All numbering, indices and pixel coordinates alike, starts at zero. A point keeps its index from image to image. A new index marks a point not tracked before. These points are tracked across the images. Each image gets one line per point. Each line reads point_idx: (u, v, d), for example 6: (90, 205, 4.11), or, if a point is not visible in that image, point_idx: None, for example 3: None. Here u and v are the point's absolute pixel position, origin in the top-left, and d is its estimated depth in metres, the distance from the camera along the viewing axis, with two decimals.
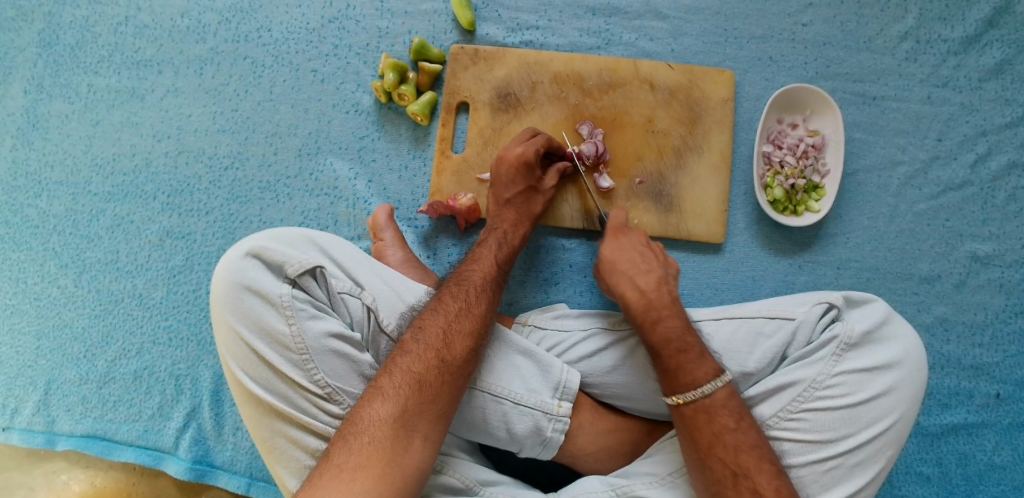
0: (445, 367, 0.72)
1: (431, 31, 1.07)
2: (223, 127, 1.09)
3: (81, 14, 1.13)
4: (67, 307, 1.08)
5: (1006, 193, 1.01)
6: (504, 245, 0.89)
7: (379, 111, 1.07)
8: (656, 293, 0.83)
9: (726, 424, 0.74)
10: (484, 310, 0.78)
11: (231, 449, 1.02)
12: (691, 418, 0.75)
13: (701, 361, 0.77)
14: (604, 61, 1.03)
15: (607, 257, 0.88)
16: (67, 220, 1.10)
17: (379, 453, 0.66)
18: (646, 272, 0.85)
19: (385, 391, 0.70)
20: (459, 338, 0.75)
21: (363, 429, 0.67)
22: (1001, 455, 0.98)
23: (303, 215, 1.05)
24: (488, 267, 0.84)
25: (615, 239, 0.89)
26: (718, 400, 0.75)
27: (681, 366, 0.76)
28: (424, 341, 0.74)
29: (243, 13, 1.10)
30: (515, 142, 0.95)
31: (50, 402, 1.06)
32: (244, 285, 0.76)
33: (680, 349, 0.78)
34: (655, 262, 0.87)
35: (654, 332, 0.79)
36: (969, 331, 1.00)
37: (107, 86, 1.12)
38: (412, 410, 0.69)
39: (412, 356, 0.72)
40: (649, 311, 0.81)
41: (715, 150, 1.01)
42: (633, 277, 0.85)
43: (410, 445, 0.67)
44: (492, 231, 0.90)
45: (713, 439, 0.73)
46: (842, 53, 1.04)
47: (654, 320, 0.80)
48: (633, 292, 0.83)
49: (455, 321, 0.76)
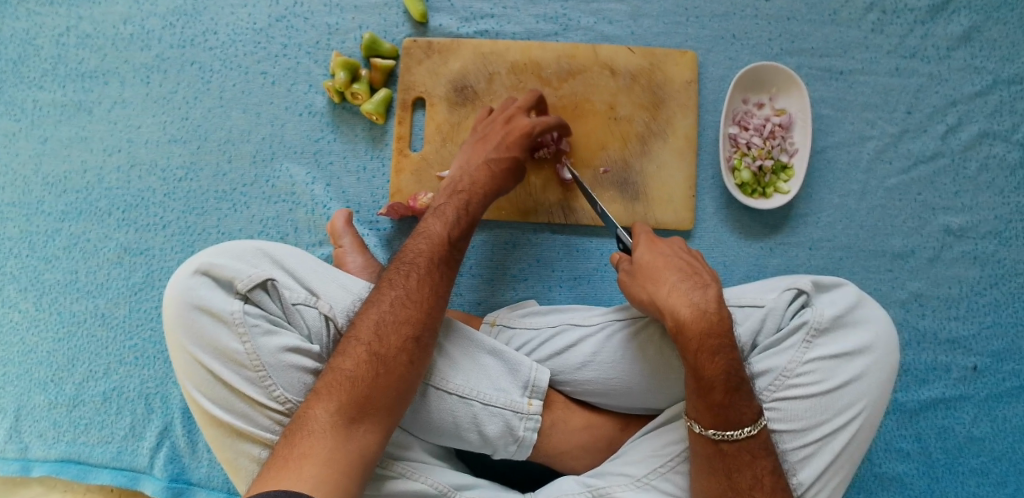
0: (379, 359, 0.69)
1: (383, 25, 1.03)
2: (175, 137, 1.06)
3: (21, 27, 1.08)
4: (30, 332, 1.05)
5: (977, 163, 0.99)
6: (462, 213, 0.84)
7: (334, 111, 1.03)
8: (716, 316, 0.72)
9: (766, 466, 0.70)
10: (424, 294, 0.75)
11: (206, 465, 1.00)
12: (734, 457, 0.70)
13: (750, 401, 0.70)
14: (563, 48, 0.99)
15: (651, 271, 0.78)
16: (23, 241, 1.07)
17: (314, 446, 0.63)
18: (701, 290, 0.75)
19: (320, 389, 0.68)
20: (394, 327, 0.72)
21: (299, 426, 0.65)
22: (980, 427, 0.97)
23: (263, 224, 1.03)
24: (434, 243, 0.80)
25: (657, 254, 0.80)
26: (760, 442, 0.70)
27: (732, 406, 0.69)
28: (357, 337, 0.71)
29: (187, 16, 1.06)
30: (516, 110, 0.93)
31: (21, 428, 1.03)
32: (194, 305, 0.73)
33: (735, 386, 0.70)
34: (707, 279, 0.77)
35: (711, 363, 0.70)
36: (944, 305, 0.98)
37: (53, 101, 1.08)
38: (346, 403, 0.66)
39: (345, 355, 0.70)
40: (709, 338, 0.71)
41: (679, 135, 0.98)
42: (689, 295, 0.74)
43: (346, 436, 0.65)
44: (453, 197, 0.86)
45: (753, 481, 0.69)
46: (807, 28, 1.01)
47: (713, 349, 0.70)
48: (691, 311, 0.72)
49: (389, 310, 0.73)
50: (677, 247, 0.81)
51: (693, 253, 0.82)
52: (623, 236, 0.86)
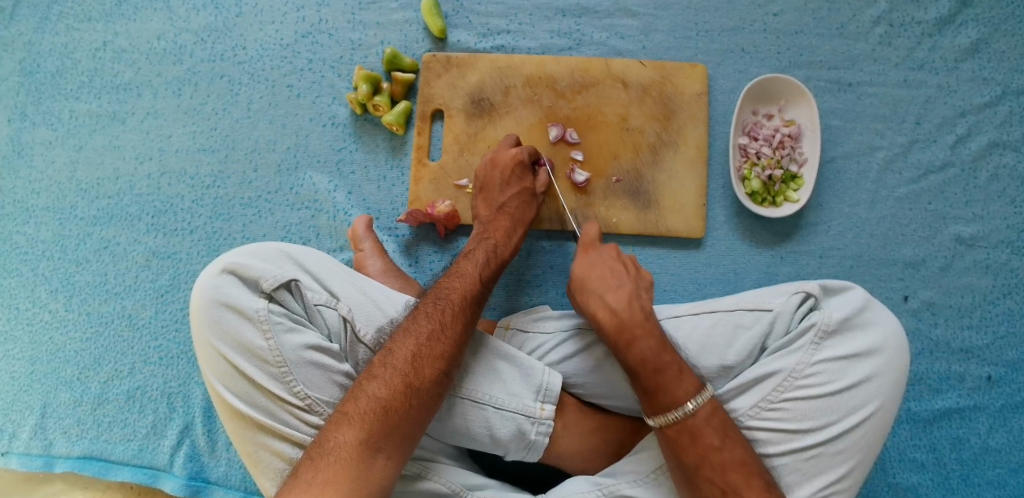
0: (413, 392, 0.71)
1: (403, 41, 1.08)
2: (203, 146, 1.10)
3: (61, 42, 1.14)
4: (59, 332, 1.09)
5: (987, 173, 1.00)
6: (492, 257, 0.87)
7: (355, 122, 1.07)
8: (626, 312, 0.79)
9: (710, 443, 0.71)
10: (459, 330, 0.77)
11: (225, 464, 1.02)
12: (676, 439, 0.73)
13: (680, 380, 0.73)
14: (576, 62, 1.03)
15: (577, 277, 0.85)
16: (55, 245, 1.11)
17: (345, 472, 0.66)
18: (616, 290, 0.82)
19: (352, 415, 0.70)
20: (429, 361, 0.74)
21: (329, 450, 0.67)
22: (996, 438, 0.96)
23: (285, 230, 1.06)
24: (470, 284, 0.82)
25: (586, 259, 0.86)
26: (700, 419, 0.72)
27: (661, 386, 0.73)
28: (392, 365, 0.73)
29: (218, 32, 1.12)
30: (502, 147, 0.97)
31: (47, 425, 1.07)
32: (221, 302, 0.76)
33: (658, 369, 0.74)
34: (626, 280, 0.83)
35: (629, 355, 0.76)
36: (956, 314, 0.99)
37: (89, 111, 1.13)
38: (378, 432, 0.68)
39: (379, 381, 0.72)
40: (621, 331, 0.77)
41: (690, 144, 1.01)
42: (603, 297, 0.81)
43: (374, 463, 0.67)
44: (484, 241, 0.89)
45: (699, 459, 0.71)
46: (815, 41, 1.03)
47: (628, 341, 0.76)
48: (604, 312, 0.79)
49: (426, 343, 0.75)
50: (605, 249, 0.87)
51: (625, 256, 0.88)
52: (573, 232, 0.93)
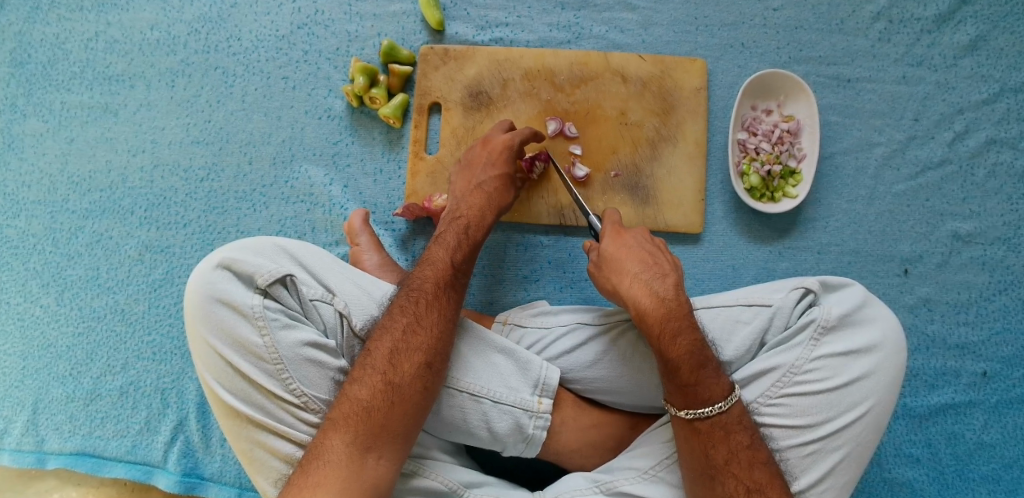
0: (393, 389, 0.71)
1: (400, 33, 1.07)
2: (198, 139, 1.09)
3: (51, 32, 1.12)
4: (51, 327, 1.08)
5: (985, 170, 1.00)
6: (463, 237, 0.85)
7: (352, 115, 1.06)
8: (675, 302, 0.77)
9: (741, 441, 0.71)
10: (434, 320, 0.76)
11: (219, 460, 1.02)
12: (708, 433, 0.71)
13: (718, 375, 0.73)
14: (575, 55, 1.02)
15: (614, 261, 0.83)
16: (47, 239, 1.09)
17: (335, 476, 0.66)
18: (661, 278, 0.79)
19: (337, 420, 0.69)
20: (405, 356, 0.73)
21: (318, 456, 0.67)
22: (990, 433, 0.97)
23: (281, 224, 1.05)
24: (441, 270, 0.80)
25: (621, 245, 0.84)
26: (733, 416, 0.72)
27: (700, 382, 0.72)
28: (371, 365, 0.72)
29: (212, 23, 1.10)
30: (496, 131, 0.96)
31: (39, 421, 1.05)
32: (216, 298, 0.74)
33: (701, 364, 0.73)
34: (667, 266, 0.81)
35: (674, 345, 0.73)
36: (953, 310, 0.99)
37: (80, 103, 1.11)
38: (363, 432, 0.68)
39: (360, 384, 0.71)
40: (669, 322, 0.75)
41: (689, 139, 1.00)
42: (649, 284, 0.79)
43: (365, 464, 0.67)
44: (455, 222, 0.88)
45: (729, 456, 0.70)
46: (814, 37, 1.03)
47: (674, 333, 0.74)
48: (650, 300, 0.77)
49: (402, 339, 0.74)
50: (640, 234, 0.86)
51: (656, 241, 0.86)
52: (593, 221, 0.89)
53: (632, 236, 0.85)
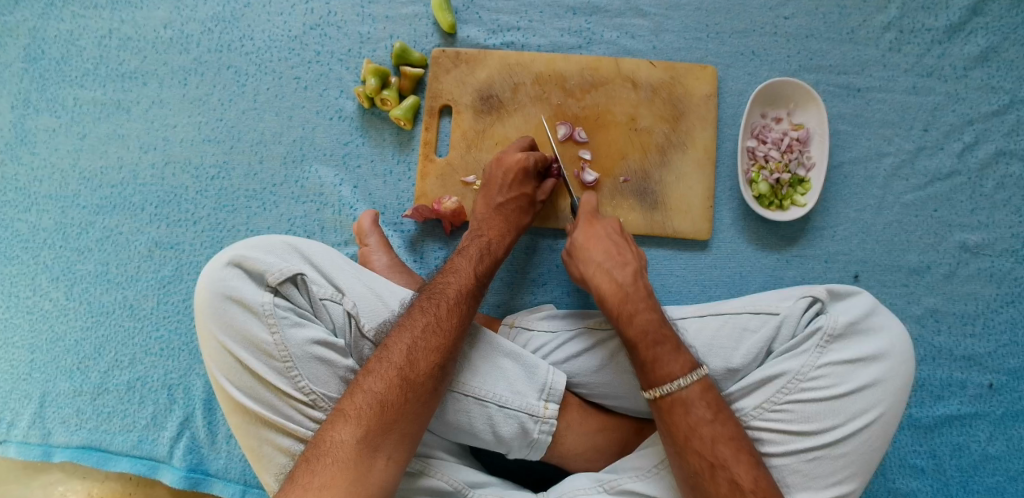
0: (409, 386, 0.71)
1: (412, 35, 1.07)
2: (209, 137, 1.10)
3: (66, 28, 1.13)
4: (60, 320, 1.08)
5: (994, 181, 1.00)
6: (486, 254, 0.87)
7: (363, 116, 1.07)
8: (633, 287, 0.82)
9: (703, 416, 0.72)
10: (454, 325, 0.77)
11: (225, 457, 1.02)
12: (668, 411, 0.74)
13: (676, 354, 0.75)
14: (586, 60, 1.03)
15: (581, 250, 0.87)
16: (57, 233, 1.10)
17: (343, 474, 0.66)
18: (621, 266, 0.84)
19: (348, 414, 0.69)
20: (424, 355, 0.73)
21: (326, 451, 0.67)
22: (995, 445, 0.97)
23: (290, 223, 1.06)
24: (465, 280, 0.82)
25: (590, 234, 0.88)
26: (694, 393, 0.73)
27: (657, 359, 0.75)
28: (388, 359, 0.73)
29: (225, 22, 1.11)
30: (512, 149, 0.96)
31: (46, 414, 1.06)
32: (227, 295, 0.75)
33: (657, 341, 0.77)
34: (630, 256, 0.86)
35: (630, 324, 0.78)
36: (960, 321, 0.99)
37: (93, 99, 1.12)
38: (374, 429, 0.68)
39: (375, 376, 0.72)
40: (625, 304, 0.80)
41: (699, 146, 1.01)
42: (610, 272, 0.84)
43: (372, 464, 0.67)
44: (477, 238, 0.89)
45: (690, 431, 0.72)
46: (825, 45, 1.03)
47: (631, 313, 0.79)
48: (609, 285, 0.82)
49: (421, 337, 0.74)
50: (609, 223, 0.89)
51: (626, 233, 0.90)
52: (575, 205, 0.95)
53: (603, 225, 0.89)
